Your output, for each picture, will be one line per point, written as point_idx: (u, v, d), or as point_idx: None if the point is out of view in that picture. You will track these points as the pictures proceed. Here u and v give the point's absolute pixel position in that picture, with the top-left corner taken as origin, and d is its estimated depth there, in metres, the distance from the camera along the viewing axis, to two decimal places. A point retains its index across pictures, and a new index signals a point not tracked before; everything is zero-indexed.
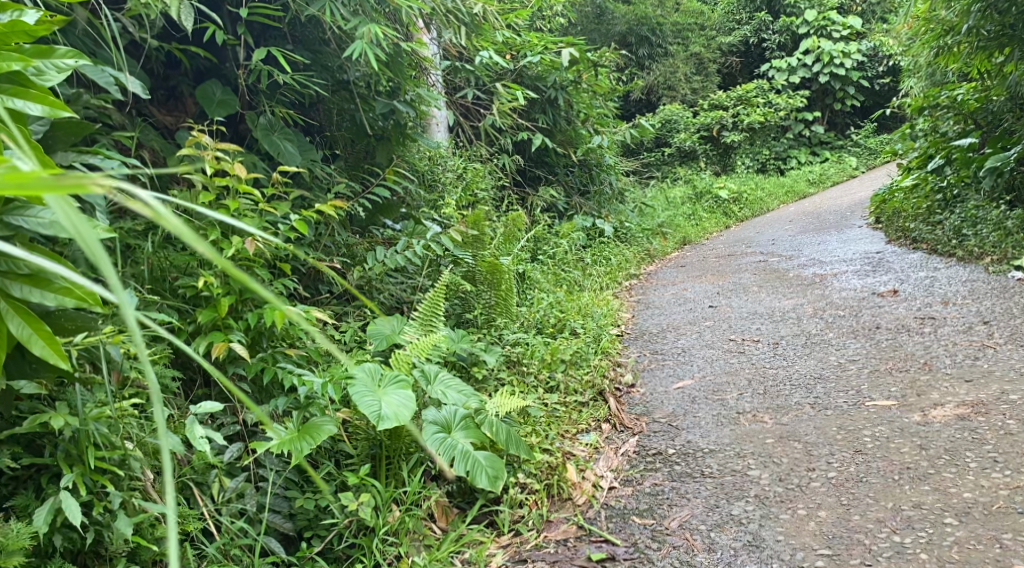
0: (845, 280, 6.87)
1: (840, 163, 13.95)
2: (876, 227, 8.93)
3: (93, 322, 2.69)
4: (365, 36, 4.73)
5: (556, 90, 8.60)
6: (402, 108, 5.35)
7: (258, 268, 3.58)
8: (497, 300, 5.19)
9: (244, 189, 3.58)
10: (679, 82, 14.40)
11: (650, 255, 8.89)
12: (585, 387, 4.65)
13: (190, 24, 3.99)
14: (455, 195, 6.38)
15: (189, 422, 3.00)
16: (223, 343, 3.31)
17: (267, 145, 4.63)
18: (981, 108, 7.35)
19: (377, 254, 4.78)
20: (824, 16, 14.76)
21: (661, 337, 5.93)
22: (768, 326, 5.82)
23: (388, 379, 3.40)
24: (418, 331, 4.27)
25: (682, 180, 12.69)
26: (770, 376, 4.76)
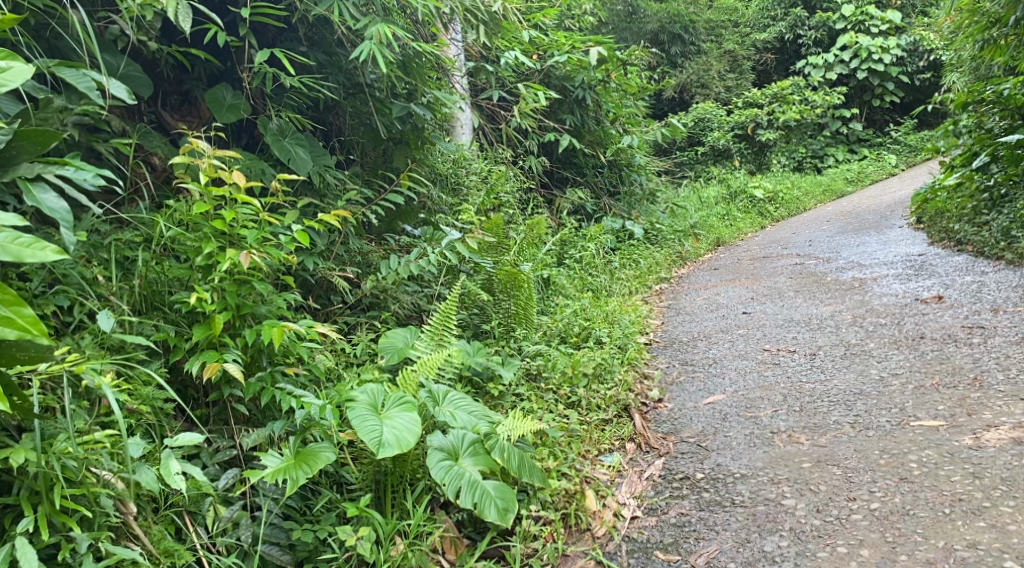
0: (885, 285, 6.55)
1: (879, 161, 13.52)
2: (917, 228, 8.56)
3: (46, 352, 2.65)
4: (375, 38, 4.48)
5: (583, 90, 8.34)
6: (419, 111, 5.12)
7: (259, 282, 3.39)
8: (518, 310, 4.94)
9: (243, 199, 3.36)
10: (712, 79, 14.09)
11: (683, 257, 8.59)
12: (608, 403, 4.39)
13: (188, 25, 3.79)
14: (478, 199, 6.16)
15: (164, 456, 2.87)
16: (216, 363, 3.13)
17: (276, 151, 4.43)
18: None
19: (392, 263, 4.56)
20: (862, 10, 14.27)
21: (691, 346, 5.65)
22: (805, 335, 5.53)
23: (391, 401, 3.18)
24: (429, 345, 4.04)
25: (715, 179, 12.38)
26: (807, 392, 4.47)
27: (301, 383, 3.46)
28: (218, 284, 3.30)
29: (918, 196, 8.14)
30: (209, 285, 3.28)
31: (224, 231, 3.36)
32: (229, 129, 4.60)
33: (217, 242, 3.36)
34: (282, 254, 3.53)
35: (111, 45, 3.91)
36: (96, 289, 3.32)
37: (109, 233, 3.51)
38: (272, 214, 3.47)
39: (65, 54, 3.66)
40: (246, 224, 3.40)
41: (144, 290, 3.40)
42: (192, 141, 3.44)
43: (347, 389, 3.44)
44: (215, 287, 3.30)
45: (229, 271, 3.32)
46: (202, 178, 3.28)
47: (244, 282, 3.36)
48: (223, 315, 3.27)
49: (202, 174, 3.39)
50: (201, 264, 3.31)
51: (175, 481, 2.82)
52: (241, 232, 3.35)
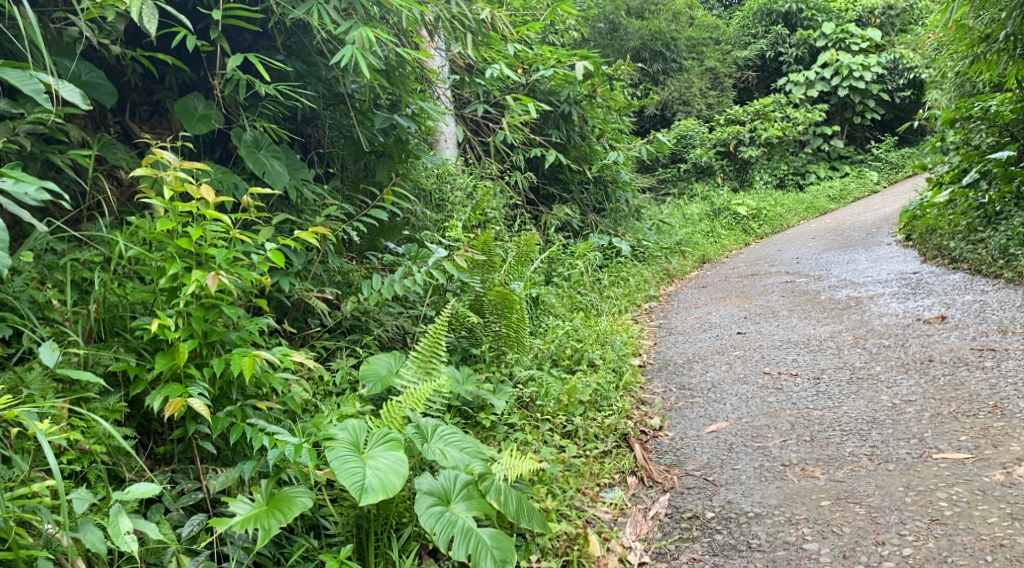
0: (883, 305, 6.31)
1: (861, 178, 13.37)
2: (906, 245, 8.36)
3: None
4: (358, 42, 4.19)
5: (569, 105, 8.09)
6: (402, 123, 4.89)
7: (228, 306, 3.09)
8: (508, 332, 4.66)
9: (211, 215, 3.05)
10: (694, 96, 13.90)
11: (671, 275, 8.32)
12: (606, 432, 4.13)
13: (153, 27, 3.50)
14: (463, 215, 5.89)
15: (114, 512, 2.59)
16: (179, 399, 2.83)
17: (250, 164, 4.15)
18: (1017, 120, 6.75)
19: (375, 283, 4.27)
20: (842, 27, 14.12)
21: (687, 369, 5.38)
22: (807, 357, 5.27)
23: (375, 439, 2.88)
24: (416, 373, 3.73)
25: (698, 197, 12.16)
26: (816, 420, 4.21)
27: (274, 417, 3.16)
28: (183, 308, 3.01)
29: (908, 213, 7.90)
30: (175, 309, 2.99)
31: (192, 251, 3.06)
32: (200, 142, 4.32)
33: (183, 263, 3.06)
34: (253, 276, 3.24)
35: (68, 48, 3.63)
36: (50, 314, 3.06)
37: (66, 253, 3.25)
38: (243, 233, 3.18)
39: (19, 58, 3.44)
40: (215, 243, 3.11)
41: (102, 314, 3.14)
42: (156, 152, 3.15)
43: (327, 423, 3.15)
44: (180, 312, 3.01)
45: (196, 293, 3.03)
46: (167, 192, 2.97)
47: (212, 307, 3.07)
48: (189, 343, 2.97)
49: (167, 189, 3.10)
50: (164, 286, 3.01)
51: (125, 545, 2.54)
52: (209, 251, 3.05)
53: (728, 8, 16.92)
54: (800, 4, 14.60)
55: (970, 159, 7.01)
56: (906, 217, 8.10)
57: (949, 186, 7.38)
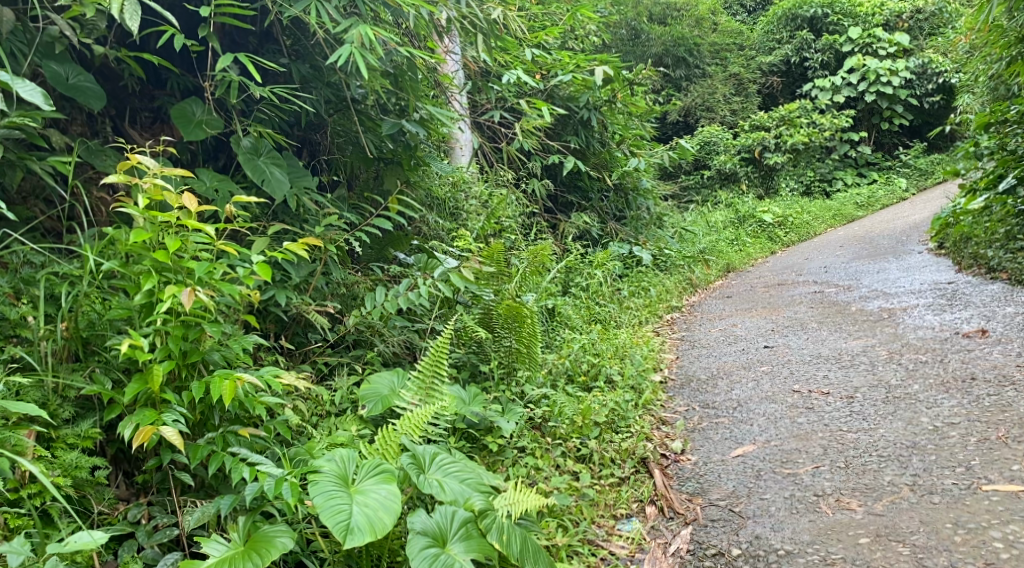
0: (917, 317, 5.97)
1: (889, 185, 12.97)
2: (939, 253, 8.01)
3: None
4: (356, 41, 3.95)
5: (588, 111, 7.83)
6: (410, 128, 4.58)
7: (211, 324, 2.86)
8: (520, 347, 4.38)
9: (189, 224, 2.81)
10: (718, 102, 13.57)
11: (694, 284, 8.02)
12: (623, 456, 3.90)
13: (136, 24, 3.30)
14: (477, 224, 5.65)
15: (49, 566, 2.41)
16: (149, 428, 2.60)
17: (248, 171, 3.92)
18: None
19: (377, 298, 4.05)
20: (869, 32, 13.73)
21: (711, 386, 5.08)
22: (839, 374, 4.96)
23: (365, 471, 2.68)
24: (418, 396, 3.49)
25: (722, 204, 11.85)
26: (849, 444, 3.91)
27: (262, 443, 2.93)
28: (161, 326, 2.77)
29: (941, 219, 7.53)
30: (151, 327, 2.76)
31: (170, 264, 2.83)
32: (199, 147, 4.09)
33: (161, 276, 2.83)
34: (240, 291, 3.01)
35: (52, 51, 3.46)
36: (22, 331, 2.84)
37: (45, 266, 3.05)
38: (228, 244, 2.95)
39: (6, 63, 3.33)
40: (196, 255, 2.87)
41: (84, 330, 2.91)
42: (134, 157, 2.93)
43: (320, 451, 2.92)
44: (157, 330, 2.78)
45: (173, 310, 2.80)
46: (141, 200, 2.74)
47: (194, 324, 2.84)
48: (166, 365, 2.74)
49: (145, 196, 2.87)
50: (140, 302, 2.78)
51: None
52: (189, 265, 2.81)
53: (751, 12, 16.53)
54: (825, 8, 14.20)
55: (1005, 163, 6.61)
56: (939, 225, 7.76)
57: (982, 192, 6.99)
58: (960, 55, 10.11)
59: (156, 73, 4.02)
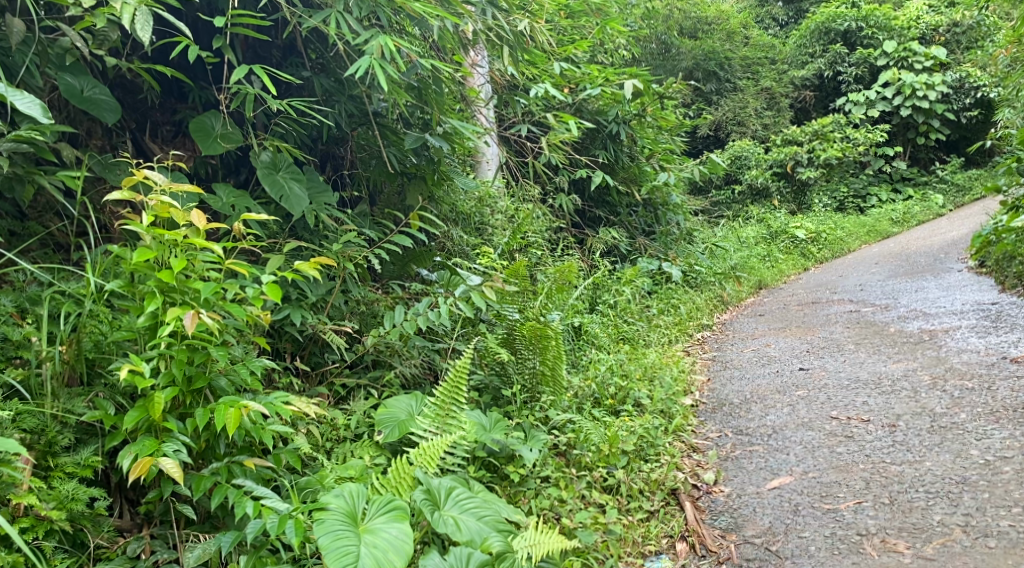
0: (961, 340, 5.71)
1: (925, 201, 12.64)
2: (980, 271, 7.73)
3: None
4: (376, 52, 3.78)
5: (617, 125, 7.66)
6: (434, 142, 4.41)
7: (218, 348, 2.72)
8: (544, 369, 4.19)
9: (195, 242, 2.67)
10: (749, 116, 13.30)
11: (724, 302, 7.80)
12: (652, 487, 3.76)
13: (148, 34, 3.18)
14: (502, 240, 5.50)
15: None
16: (147, 460, 2.50)
17: (266, 186, 3.78)
18: None
19: (395, 317, 3.85)
20: (905, 45, 13.43)
21: (743, 410, 4.88)
22: (879, 401, 4.72)
23: (377, 508, 2.67)
24: (434, 423, 3.33)
25: (754, 219, 11.61)
26: (894, 477, 3.70)
27: (269, 474, 2.81)
28: (165, 350, 2.65)
29: (982, 237, 7.25)
30: (155, 351, 2.63)
31: (175, 284, 2.68)
32: (218, 162, 3.97)
33: (165, 297, 2.69)
34: (250, 313, 2.86)
35: (62, 61, 3.34)
36: (23, 353, 2.72)
37: (51, 284, 2.94)
38: (237, 264, 2.80)
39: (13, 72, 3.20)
40: (203, 274, 2.74)
41: (91, 351, 2.77)
42: (142, 172, 2.82)
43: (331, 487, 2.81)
44: (161, 354, 2.65)
45: (178, 333, 2.67)
46: (145, 217, 2.61)
47: (200, 348, 2.70)
48: (168, 391, 2.61)
49: (152, 213, 2.74)
50: (144, 325, 2.66)
51: None
52: (195, 285, 2.68)
53: (783, 27, 16.26)
54: (859, 21, 13.76)
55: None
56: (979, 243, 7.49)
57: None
58: (999, 68, 9.83)
59: (178, 86, 3.93)
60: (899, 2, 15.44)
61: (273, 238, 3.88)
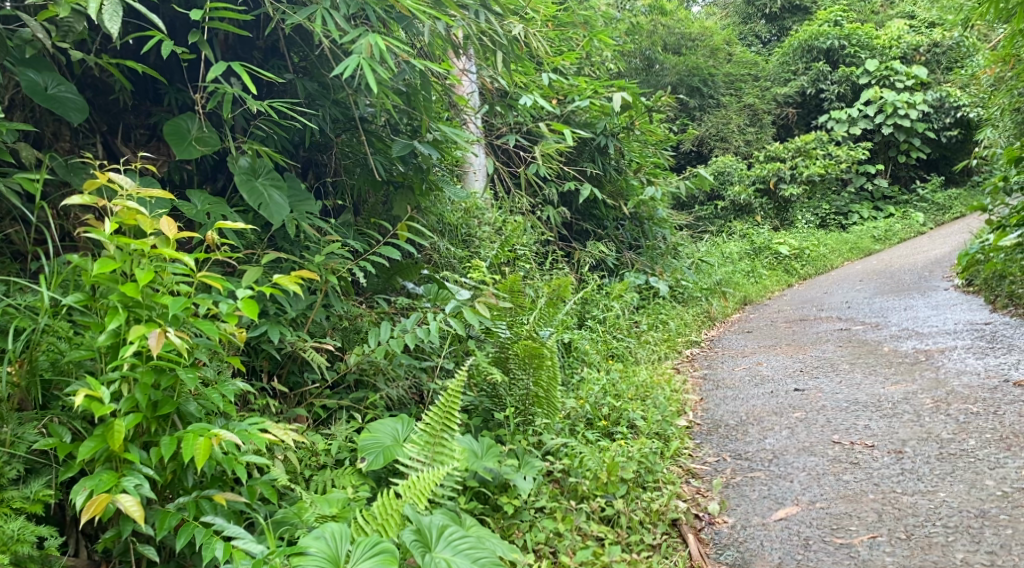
0: (958, 361, 5.30)
1: (906, 219, 12.53)
2: (967, 291, 7.38)
3: None
4: (365, 51, 3.54)
5: (605, 137, 7.46)
6: (423, 150, 4.21)
7: (186, 370, 2.48)
8: (537, 391, 3.96)
9: (162, 251, 2.42)
10: (732, 132, 13.16)
11: (712, 318, 7.60)
12: (653, 519, 3.58)
13: (116, 26, 2.94)
14: (490, 252, 5.28)
15: None
16: (103, 499, 2.27)
17: (244, 194, 3.55)
18: None
19: (381, 334, 3.62)
20: (886, 64, 13.34)
21: (741, 433, 4.57)
22: (882, 424, 4.40)
23: (364, 550, 2.49)
24: (424, 452, 3.10)
25: (737, 235, 11.46)
26: (907, 509, 3.50)
27: (240, 510, 2.59)
28: (128, 373, 2.40)
29: (970, 256, 7.05)
30: (117, 374, 2.39)
31: (141, 299, 2.44)
32: (194, 167, 3.73)
33: (130, 313, 2.45)
34: (223, 330, 2.61)
35: (25, 55, 3.09)
36: None
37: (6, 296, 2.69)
38: (210, 276, 2.56)
39: None
40: (173, 288, 2.50)
41: (47, 371, 2.53)
42: (106, 176, 2.57)
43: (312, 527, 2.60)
44: (124, 377, 2.41)
45: (143, 353, 2.43)
46: (107, 225, 2.37)
47: (168, 370, 2.46)
48: (130, 419, 2.37)
49: (117, 221, 2.49)
50: (105, 344, 2.42)
51: None
52: (162, 300, 2.43)
53: (766, 44, 16.16)
54: (842, 39, 13.65)
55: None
56: (967, 262, 7.19)
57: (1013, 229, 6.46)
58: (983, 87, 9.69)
59: (152, 87, 3.68)
60: (880, 22, 15.37)
61: (251, 249, 3.64)
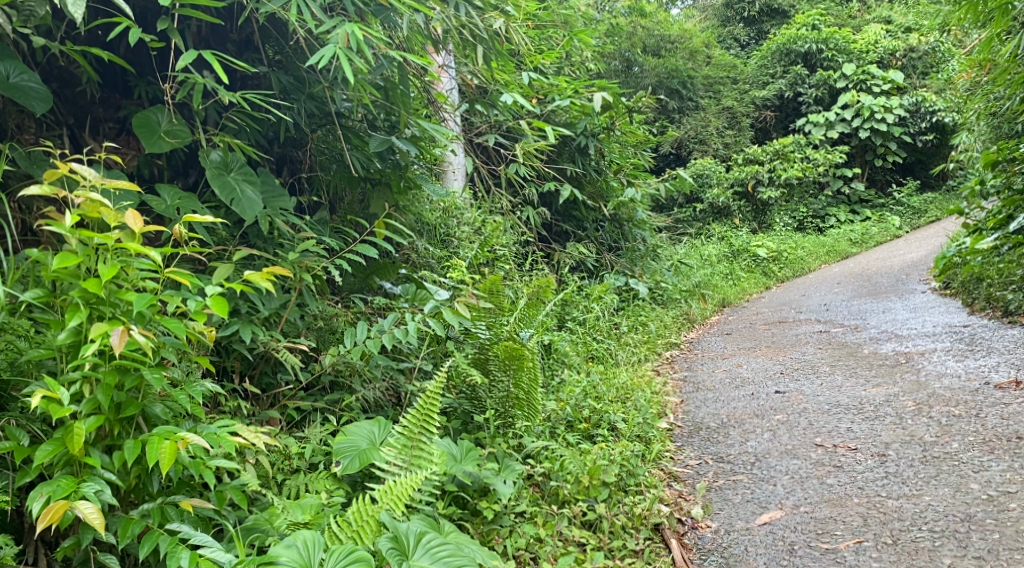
0: (938, 363, 5.26)
1: (882, 222, 12.54)
2: (944, 292, 7.32)
3: None
4: (341, 41, 3.45)
5: (585, 138, 7.39)
6: (402, 146, 4.11)
7: (151, 370, 2.37)
8: (518, 393, 3.88)
9: (126, 245, 2.31)
10: (711, 135, 13.15)
11: (691, 320, 7.54)
12: (636, 523, 3.51)
13: (80, 11, 2.82)
14: (469, 252, 5.20)
15: None
16: (62, 505, 2.17)
17: (215, 189, 3.44)
18: None
19: (357, 334, 3.52)
20: (863, 68, 13.34)
21: (721, 435, 4.52)
22: (864, 427, 4.34)
23: (338, 557, 2.43)
24: (400, 457, 3.01)
25: (716, 237, 11.44)
26: (893, 513, 3.44)
27: (206, 518, 2.50)
28: (89, 373, 2.30)
29: (947, 259, 7.02)
30: (78, 374, 2.28)
31: (103, 296, 2.33)
32: (165, 162, 3.62)
33: (92, 310, 2.34)
34: (191, 329, 2.51)
35: None
36: None
37: None
38: (178, 272, 2.45)
39: None
40: (138, 284, 2.39)
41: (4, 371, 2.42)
42: (68, 167, 2.47)
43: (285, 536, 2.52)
44: (85, 378, 2.30)
45: (106, 353, 2.32)
46: (70, 216, 2.27)
47: (132, 370, 2.36)
48: (91, 421, 2.27)
49: (81, 213, 2.39)
50: (65, 342, 2.31)
51: None
52: (126, 296, 2.32)
53: (744, 47, 16.17)
54: (820, 43, 13.66)
55: (1014, 203, 6.13)
56: (944, 264, 7.17)
57: (990, 232, 6.43)
58: (958, 91, 9.67)
59: (122, 80, 3.57)
60: (857, 26, 15.41)
61: (222, 246, 3.54)
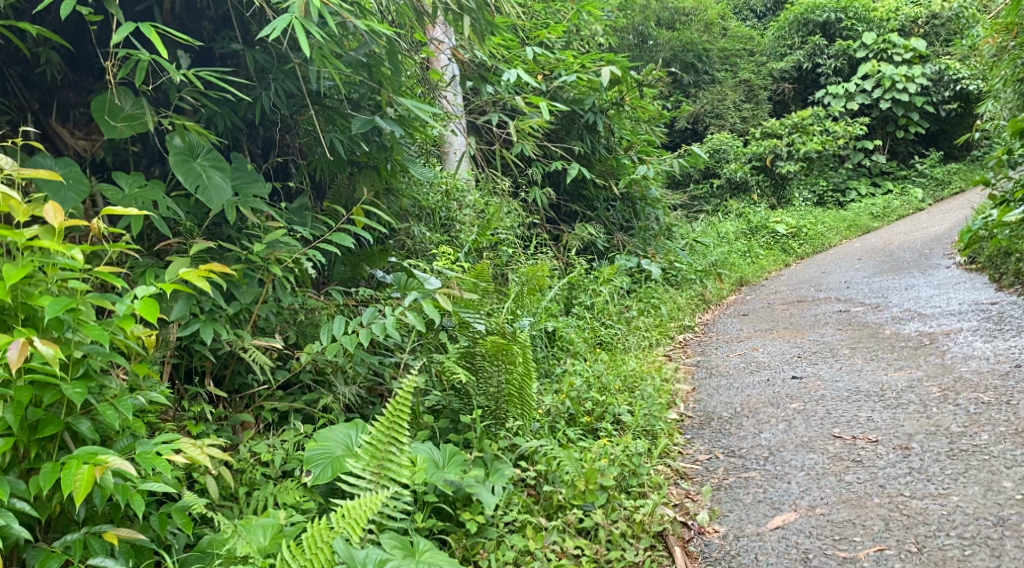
0: (964, 344, 4.93)
1: (905, 195, 12.11)
2: (969, 268, 6.96)
3: None
4: (297, 10, 3.14)
5: (594, 115, 7.04)
6: (385, 125, 3.79)
7: (67, 384, 2.28)
8: (510, 388, 3.61)
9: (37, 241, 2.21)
10: (728, 109, 12.77)
11: (706, 300, 7.21)
12: (636, 531, 3.24)
13: None
14: (468, 237, 4.93)
15: None
16: None
17: (180, 175, 3.17)
18: None
19: (334, 330, 3.24)
20: (884, 37, 12.86)
21: (734, 426, 4.23)
22: (885, 416, 4.04)
23: None
24: (368, 466, 2.75)
25: (733, 214, 11.09)
26: (916, 516, 3.15)
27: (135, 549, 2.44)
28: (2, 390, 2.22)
29: (972, 233, 6.65)
30: None
31: (12, 303, 2.25)
32: (139, 148, 3.37)
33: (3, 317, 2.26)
34: (121, 337, 2.41)
35: None
36: None
37: None
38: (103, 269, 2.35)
39: None
40: (55, 284, 2.33)
41: None
42: None
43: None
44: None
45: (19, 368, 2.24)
46: None
47: (47, 384, 2.28)
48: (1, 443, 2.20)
49: None
50: None
51: None
52: (39, 300, 2.24)
53: (762, 18, 15.69)
54: (839, 12, 13.19)
55: None
56: (969, 238, 6.79)
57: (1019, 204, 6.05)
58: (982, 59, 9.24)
59: (89, 61, 3.32)
60: None
61: (186, 238, 3.28)
